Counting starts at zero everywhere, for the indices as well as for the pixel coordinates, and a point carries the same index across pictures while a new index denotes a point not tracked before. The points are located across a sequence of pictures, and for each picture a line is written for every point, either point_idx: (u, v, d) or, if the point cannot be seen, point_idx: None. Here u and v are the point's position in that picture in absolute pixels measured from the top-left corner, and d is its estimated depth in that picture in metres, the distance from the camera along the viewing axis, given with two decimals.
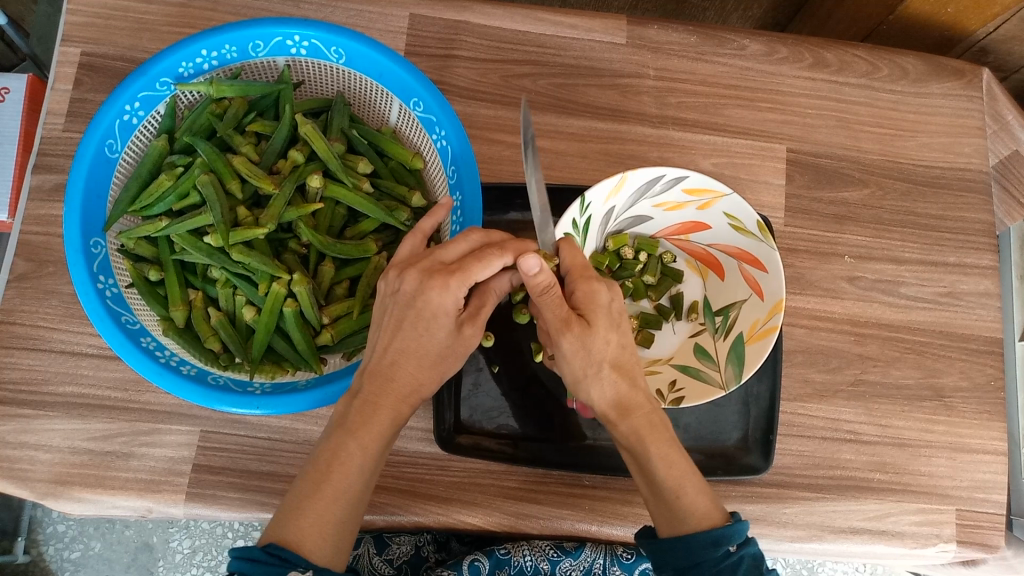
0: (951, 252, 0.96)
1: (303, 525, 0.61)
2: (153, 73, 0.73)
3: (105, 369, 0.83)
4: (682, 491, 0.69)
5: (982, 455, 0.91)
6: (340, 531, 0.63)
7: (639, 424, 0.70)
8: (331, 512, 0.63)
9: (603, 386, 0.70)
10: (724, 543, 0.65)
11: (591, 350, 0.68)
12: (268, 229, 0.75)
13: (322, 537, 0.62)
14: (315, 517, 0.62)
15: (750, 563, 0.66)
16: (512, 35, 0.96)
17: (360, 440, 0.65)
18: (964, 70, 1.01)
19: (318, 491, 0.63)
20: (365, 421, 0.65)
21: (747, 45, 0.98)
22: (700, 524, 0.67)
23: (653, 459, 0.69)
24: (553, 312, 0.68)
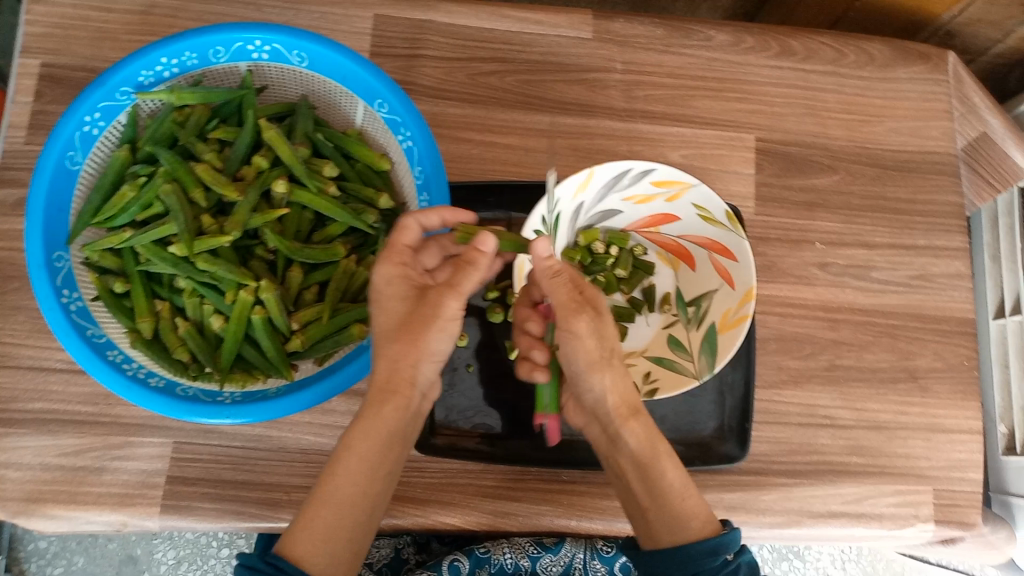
0: (921, 235, 0.97)
1: (303, 541, 0.64)
2: (112, 83, 0.73)
3: (74, 384, 0.82)
4: (684, 496, 0.73)
5: (957, 435, 0.92)
6: (343, 546, 0.65)
7: (647, 428, 0.74)
8: (333, 527, 0.65)
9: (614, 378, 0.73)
10: (723, 551, 0.70)
11: (604, 334, 0.72)
12: (232, 237, 0.75)
13: (322, 551, 0.64)
14: (317, 532, 0.64)
15: (744, 569, 0.72)
16: (477, 33, 0.95)
17: (362, 455, 0.67)
18: (929, 53, 1.02)
19: (320, 505, 0.65)
20: (367, 439, 0.68)
21: (713, 36, 0.98)
22: (702, 532, 0.71)
23: (660, 462, 0.73)
24: (565, 295, 0.72)
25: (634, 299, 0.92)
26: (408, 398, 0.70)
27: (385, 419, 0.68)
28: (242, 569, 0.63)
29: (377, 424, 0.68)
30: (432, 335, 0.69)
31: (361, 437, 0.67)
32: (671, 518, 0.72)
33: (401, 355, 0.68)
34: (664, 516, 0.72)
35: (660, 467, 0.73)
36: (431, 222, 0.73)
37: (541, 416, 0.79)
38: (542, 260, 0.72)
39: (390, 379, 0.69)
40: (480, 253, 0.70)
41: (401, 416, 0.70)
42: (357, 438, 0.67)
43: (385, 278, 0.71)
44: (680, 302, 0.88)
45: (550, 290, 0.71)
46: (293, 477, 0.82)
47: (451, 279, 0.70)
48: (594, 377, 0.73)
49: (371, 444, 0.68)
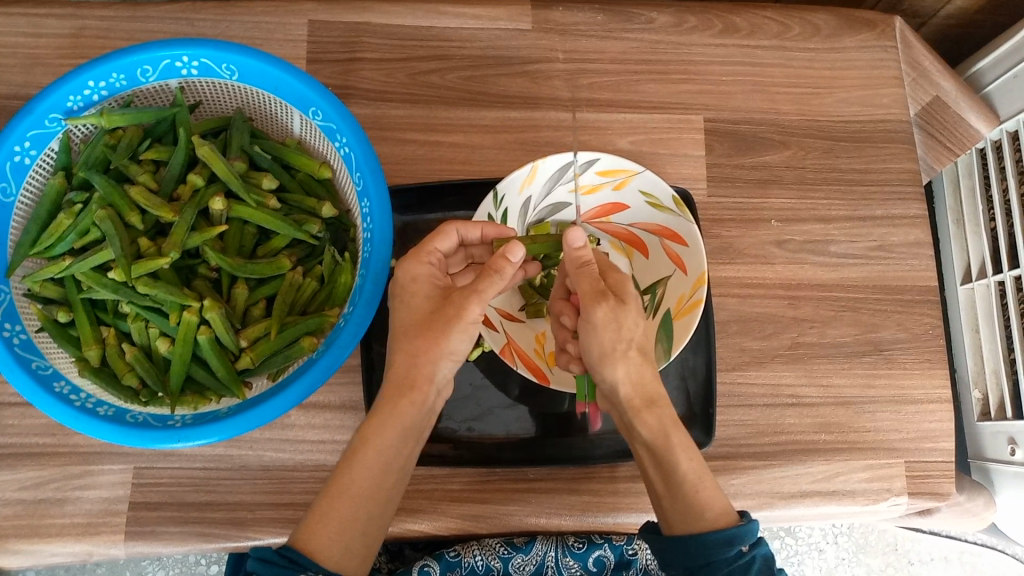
0: (878, 205, 0.96)
1: (320, 533, 0.64)
2: (39, 111, 0.72)
3: (29, 417, 0.82)
4: (700, 486, 0.73)
5: (926, 405, 0.91)
6: (357, 539, 0.66)
7: (664, 418, 0.75)
8: (349, 519, 0.66)
9: (625, 368, 0.75)
10: (738, 543, 0.69)
11: (622, 324, 0.74)
12: (171, 258, 0.74)
13: (337, 544, 0.64)
14: (333, 524, 0.65)
15: (761, 562, 0.70)
16: (415, 32, 0.94)
17: (379, 448, 0.70)
18: (876, 21, 1.01)
19: (337, 498, 0.67)
20: (383, 433, 0.70)
21: (655, 18, 0.97)
22: (719, 522, 0.71)
23: (677, 451, 0.74)
24: (587, 286, 0.74)
25: None
26: (422, 394, 0.73)
27: (400, 414, 0.72)
28: (254, 563, 0.61)
29: (394, 419, 0.71)
30: (454, 336, 0.73)
31: (376, 431, 0.70)
32: (685, 507, 0.72)
33: (421, 352, 0.73)
34: (679, 505, 0.73)
35: (675, 457, 0.74)
36: (471, 232, 0.79)
37: (580, 406, 0.82)
38: (573, 250, 0.74)
39: (408, 374, 0.73)
40: (507, 262, 0.72)
41: (416, 412, 0.73)
42: (373, 433, 0.70)
43: (408, 270, 0.76)
44: (636, 291, 0.87)
45: (578, 280, 0.75)
46: (255, 495, 0.81)
47: (476, 284, 0.73)
48: (611, 368, 0.75)
49: (389, 437, 0.71)
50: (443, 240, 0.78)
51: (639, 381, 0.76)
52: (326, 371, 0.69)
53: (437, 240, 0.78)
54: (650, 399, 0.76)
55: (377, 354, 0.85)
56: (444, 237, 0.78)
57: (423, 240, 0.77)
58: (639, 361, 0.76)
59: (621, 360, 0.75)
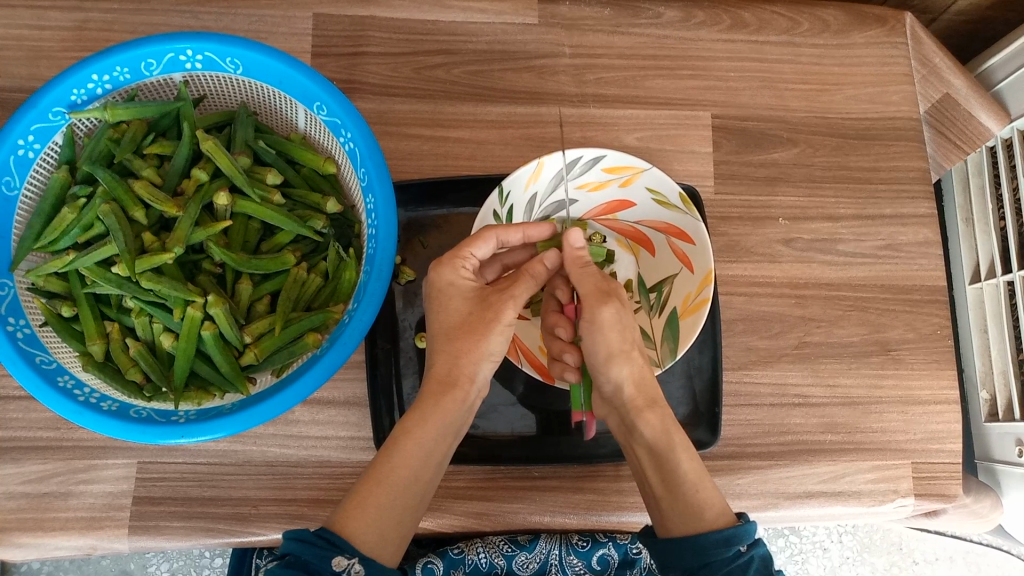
0: (887, 204, 0.95)
1: (358, 518, 0.65)
2: (43, 105, 0.71)
3: (33, 411, 0.82)
4: (699, 486, 0.73)
5: (933, 406, 0.90)
6: (391, 527, 0.67)
7: (662, 417, 0.74)
8: (385, 506, 0.67)
9: (628, 369, 0.73)
10: (736, 542, 0.69)
11: (626, 323, 0.73)
12: (175, 253, 0.73)
13: (371, 530, 0.65)
14: (368, 511, 0.66)
15: (760, 563, 0.70)
16: (420, 26, 0.93)
17: (420, 441, 0.70)
18: (886, 17, 1.00)
19: (375, 485, 0.67)
20: (425, 425, 0.71)
21: (663, 13, 0.96)
22: (717, 523, 0.71)
23: (678, 452, 0.74)
24: (586, 288, 0.73)
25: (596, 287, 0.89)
26: (467, 391, 0.74)
27: (445, 410, 0.72)
28: (290, 540, 0.63)
29: (438, 413, 0.72)
30: (493, 338, 0.73)
31: (419, 422, 0.71)
32: (684, 508, 0.72)
33: (463, 352, 0.73)
34: (679, 505, 0.73)
35: (676, 458, 0.73)
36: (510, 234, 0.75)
37: (575, 415, 0.79)
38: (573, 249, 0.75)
39: (449, 372, 0.73)
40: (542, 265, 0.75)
41: (457, 409, 0.73)
42: (416, 424, 0.71)
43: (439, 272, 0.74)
44: (641, 288, 0.86)
45: (579, 279, 0.74)
46: (260, 490, 0.81)
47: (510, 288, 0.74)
48: (615, 369, 0.73)
49: (432, 430, 0.71)
50: (481, 247, 0.74)
51: (640, 384, 0.75)
52: (330, 368, 0.69)
53: (476, 245, 0.74)
54: (651, 401, 0.75)
55: (381, 351, 0.84)
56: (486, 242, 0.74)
57: (461, 245, 0.74)
58: (638, 360, 0.74)
59: (624, 359, 0.73)
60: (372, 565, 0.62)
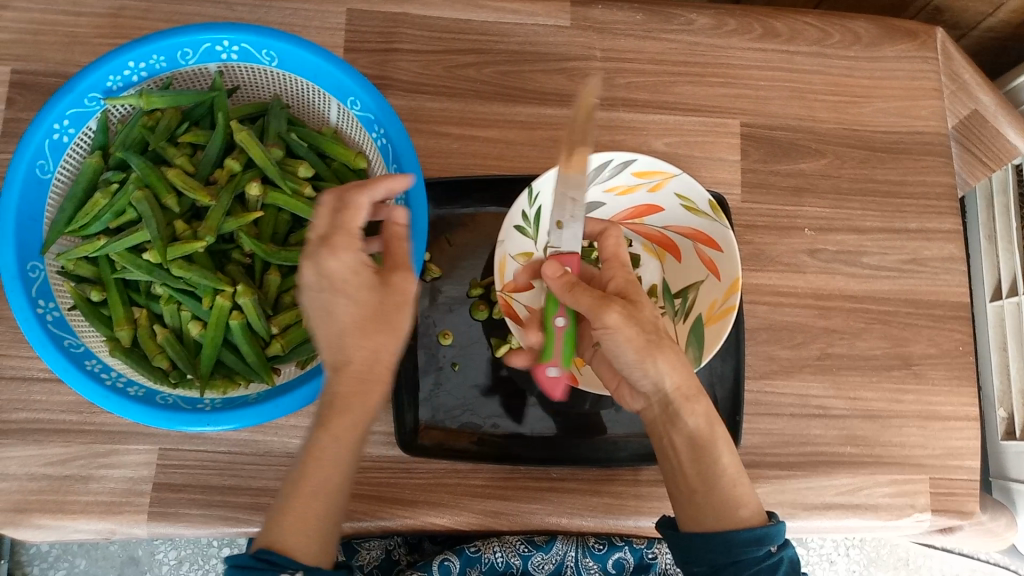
0: (913, 218, 0.95)
1: (287, 528, 0.61)
2: (80, 90, 0.71)
3: (57, 394, 0.82)
4: (736, 482, 0.72)
5: (953, 422, 0.90)
6: (321, 530, 0.62)
7: (707, 407, 0.75)
8: (308, 511, 0.62)
9: (669, 358, 0.73)
10: (767, 543, 0.69)
11: (637, 320, 0.73)
12: (206, 241, 0.74)
13: (299, 535, 0.61)
14: (294, 517, 0.62)
15: (788, 564, 0.70)
16: (453, 24, 0.93)
17: (341, 437, 0.64)
18: (917, 31, 0.99)
19: (306, 495, 0.62)
20: (346, 425, 0.64)
21: (695, 20, 0.96)
22: (752, 520, 0.70)
23: (719, 444, 0.74)
24: (589, 298, 0.72)
25: None
26: (385, 387, 0.66)
27: (356, 410, 0.64)
28: (231, 568, 0.60)
29: (356, 405, 0.64)
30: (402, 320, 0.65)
31: (343, 424, 0.64)
32: (719, 502, 0.71)
33: (380, 345, 0.64)
34: (715, 498, 0.72)
35: (715, 450, 0.73)
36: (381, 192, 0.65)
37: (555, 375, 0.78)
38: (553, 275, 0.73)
39: (368, 368, 0.64)
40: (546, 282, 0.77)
41: (376, 400, 0.65)
42: (340, 427, 0.64)
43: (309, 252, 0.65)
44: (666, 294, 0.87)
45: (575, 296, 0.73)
46: (280, 481, 0.81)
47: (399, 259, 0.65)
48: (654, 361, 0.72)
49: (359, 430, 0.64)
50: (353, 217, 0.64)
51: (685, 372, 0.74)
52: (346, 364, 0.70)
53: (354, 219, 0.64)
54: (694, 387, 0.74)
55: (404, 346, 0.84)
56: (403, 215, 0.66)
57: (340, 220, 0.63)
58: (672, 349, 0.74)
59: (661, 349, 0.72)
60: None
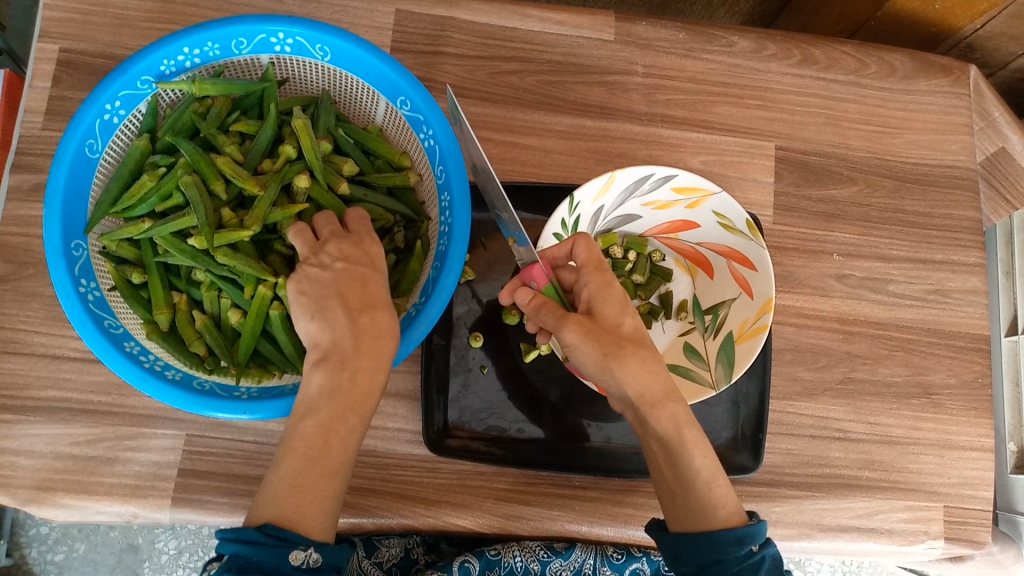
0: (938, 250, 0.97)
1: (288, 499, 0.58)
2: (134, 72, 0.70)
3: (88, 373, 0.82)
4: (713, 484, 0.69)
5: (970, 452, 0.91)
6: (324, 499, 0.59)
7: (678, 411, 0.69)
8: (313, 480, 0.59)
9: (632, 365, 0.67)
10: (748, 542, 0.66)
11: (600, 333, 0.68)
12: (252, 231, 0.75)
13: (305, 504, 0.58)
14: (298, 484, 0.58)
15: (771, 563, 0.67)
16: (499, 31, 0.94)
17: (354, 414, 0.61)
18: (951, 67, 1.01)
19: (306, 463, 0.59)
20: (355, 392, 0.61)
21: (736, 42, 0.98)
22: (729, 522, 0.67)
23: (690, 449, 0.68)
24: (551, 316, 0.69)
25: (651, 305, 0.89)
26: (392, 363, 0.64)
27: (361, 382, 0.61)
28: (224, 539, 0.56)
29: (364, 372, 0.62)
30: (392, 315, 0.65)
31: (357, 400, 0.61)
32: (697, 505, 0.68)
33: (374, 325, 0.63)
34: (692, 501, 0.68)
35: (688, 456, 0.68)
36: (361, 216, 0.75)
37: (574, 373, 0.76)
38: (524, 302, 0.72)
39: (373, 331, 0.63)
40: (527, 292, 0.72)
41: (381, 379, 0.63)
42: (351, 391, 0.61)
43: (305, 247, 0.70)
44: (697, 310, 0.87)
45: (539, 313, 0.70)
46: None
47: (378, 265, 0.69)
48: (621, 369, 0.67)
49: (370, 404, 0.62)
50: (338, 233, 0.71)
51: (651, 376, 0.68)
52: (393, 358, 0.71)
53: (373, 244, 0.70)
54: (663, 391, 0.69)
55: (436, 347, 0.84)
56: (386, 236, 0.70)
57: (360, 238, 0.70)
58: (642, 354, 0.68)
59: (622, 358, 0.67)
60: (327, 552, 0.57)
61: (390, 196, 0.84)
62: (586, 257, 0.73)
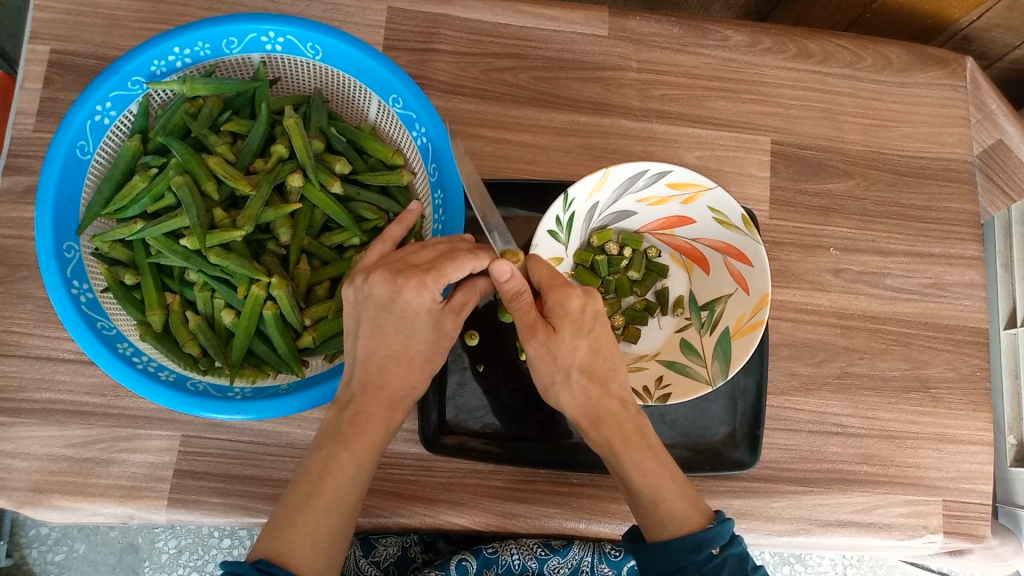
0: (935, 243, 0.96)
1: (303, 545, 0.62)
2: (124, 72, 0.70)
3: (82, 375, 0.81)
4: (660, 498, 0.68)
5: (968, 446, 0.91)
6: (335, 548, 0.64)
7: (613, 434, 0.69)
8: (330, 529, 0.63)
9: (575, 391, 0.70)
10: (708, 545, 0.65)
11: (557, 354, 0.69)
12: (245, 231, 0.75)
13: (319, 554, 0.62)
14: (316, 535, 0.62)
15: (735, 563, 0.66)
16: (492, 27, 0.93)
17: (358, 461, 0.66)
18: (948, 59, 1.01)
19: (323, 513, 0.63)
20: (367, 447, 0.66)
21: (730, 36, 0.97)
22: (683, 530, 0.67)
23: (628, 470, 0.69)
24: (521, 318, 0.69)
25: (647, 301, 0.89)
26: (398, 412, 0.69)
27: (372, 425, 0.67)
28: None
29: (374, 429, 0.67)
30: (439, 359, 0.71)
31: (361, 444, 0.66)
32: (651, 517, 0.68)
33: (415, 370, 0.68)
34: (643, 515, 0.69)
35: (629, 475, 0.69)
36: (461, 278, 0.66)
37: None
38: (502, 284, 0.66)
39: (389, 381, 0.67)
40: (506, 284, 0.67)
41: (389, 427, 0.68)
42: (361, 449, 0.66)
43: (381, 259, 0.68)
44: (693, 306, 0.86)
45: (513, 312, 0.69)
46: None
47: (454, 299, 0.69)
48: (560, 391, 0.71)
49: (369, 447, 0.66)
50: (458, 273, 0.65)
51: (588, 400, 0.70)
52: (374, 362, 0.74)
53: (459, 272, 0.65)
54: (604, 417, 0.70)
55: None
56: (504, 264, 0.65)
57: (438, 264, 0.65)
58: (588, 384, 0.70)
59: (570, 385, 0.70)
60: None
61: (385, 194, 0.84)
62: (539, 274, 0.71)
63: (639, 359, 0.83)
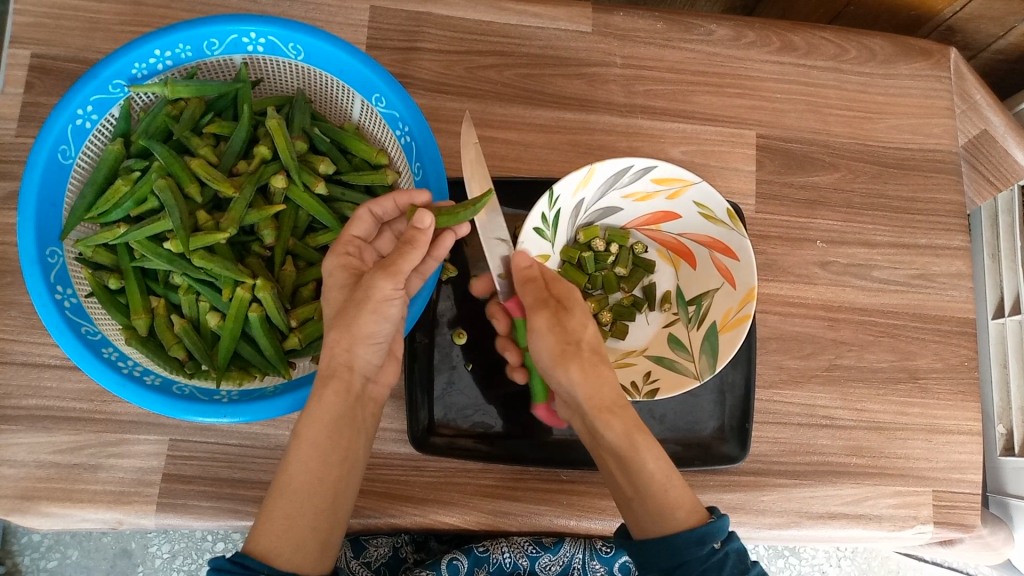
0: (922, 234, 0.97)
1: (267, 534, 0.61)
2: (105, 76, 0.70)
3: (69, 381, 0.81)
4: (668, 485, 0.67)
5: (957, 436, 0.91)
6: (308, 535, 0.63)
7: (629, 418, 0.68)
8: (295, 515, 0.63)
9: (580, 370, 0.69)
10: (710, 540, 0.65)
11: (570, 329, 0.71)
12: (228, 233, 0.75)
13: (287, 541, 0.61)
14: (279, 522, 0.62)
15: (735, 558, 0.66)
16: (476, 25, 0.93)
17: (313, 445, 0.65)
18: (932, 50, 1.01)
19: (289, 500, 0.63)
20: (319, 428, 0.65)
21: (714, 30, 0.97)
22: (687, 521, 0.66)
23: (642, 453, 0.67)
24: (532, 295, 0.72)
25: (634, 297, 0.89)
26: (350, 393, 0.68)
27: (327, 403, 0.66)
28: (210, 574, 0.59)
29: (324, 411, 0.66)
30: (365, 318, 0.66)
31: (313, 427, 0.65)
32: (655, 510, 0.67)
33: (336, 340, 0.66)
34: (648, 505, 0.67)
35: (642, 460, 0.67)
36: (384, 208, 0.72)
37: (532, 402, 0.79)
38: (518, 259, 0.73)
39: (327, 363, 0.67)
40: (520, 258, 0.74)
41: (345, 406, 0.67)
42: (313, 431, 0.65)
43: (332, 269, 0.70)
44: (680, 301, 0.85)
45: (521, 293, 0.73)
46: None
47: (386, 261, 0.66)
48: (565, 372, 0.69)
49: (321, 428, 0.65)
50: (422, 236, 0.66)
51: (600, 383, 0.69)
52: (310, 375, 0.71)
53: (411, 260, 0.66)
54: (613, 400, 0.69)
55: (419, 345, 0.84)
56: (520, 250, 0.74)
57: (411, 240, 0.66)
58: (594, 362, 0.70)
59: (573, 363, 0.69)
60: None
61: (368, 194, 0.84)
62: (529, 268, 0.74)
63: (628, 355, 0.82)
